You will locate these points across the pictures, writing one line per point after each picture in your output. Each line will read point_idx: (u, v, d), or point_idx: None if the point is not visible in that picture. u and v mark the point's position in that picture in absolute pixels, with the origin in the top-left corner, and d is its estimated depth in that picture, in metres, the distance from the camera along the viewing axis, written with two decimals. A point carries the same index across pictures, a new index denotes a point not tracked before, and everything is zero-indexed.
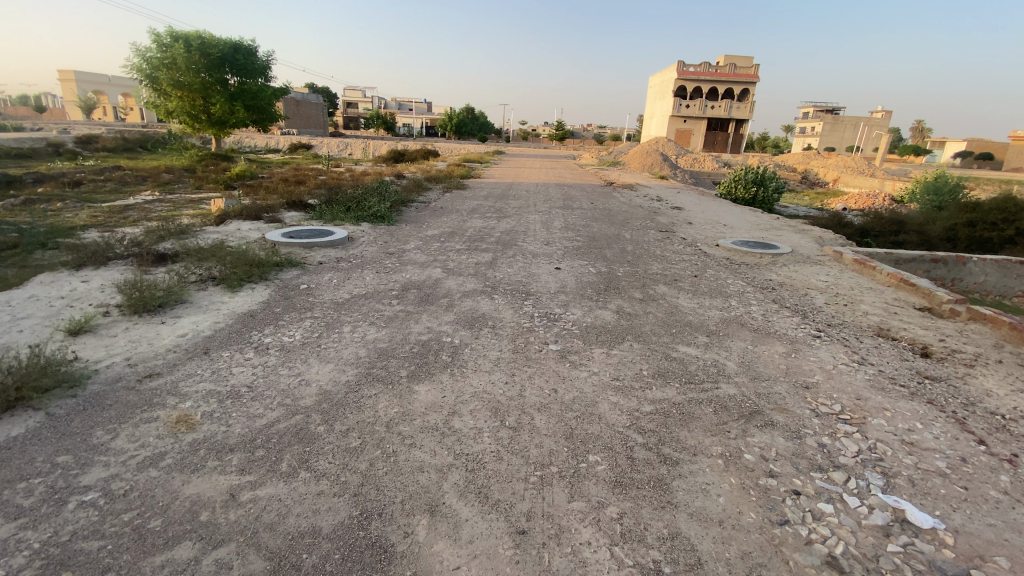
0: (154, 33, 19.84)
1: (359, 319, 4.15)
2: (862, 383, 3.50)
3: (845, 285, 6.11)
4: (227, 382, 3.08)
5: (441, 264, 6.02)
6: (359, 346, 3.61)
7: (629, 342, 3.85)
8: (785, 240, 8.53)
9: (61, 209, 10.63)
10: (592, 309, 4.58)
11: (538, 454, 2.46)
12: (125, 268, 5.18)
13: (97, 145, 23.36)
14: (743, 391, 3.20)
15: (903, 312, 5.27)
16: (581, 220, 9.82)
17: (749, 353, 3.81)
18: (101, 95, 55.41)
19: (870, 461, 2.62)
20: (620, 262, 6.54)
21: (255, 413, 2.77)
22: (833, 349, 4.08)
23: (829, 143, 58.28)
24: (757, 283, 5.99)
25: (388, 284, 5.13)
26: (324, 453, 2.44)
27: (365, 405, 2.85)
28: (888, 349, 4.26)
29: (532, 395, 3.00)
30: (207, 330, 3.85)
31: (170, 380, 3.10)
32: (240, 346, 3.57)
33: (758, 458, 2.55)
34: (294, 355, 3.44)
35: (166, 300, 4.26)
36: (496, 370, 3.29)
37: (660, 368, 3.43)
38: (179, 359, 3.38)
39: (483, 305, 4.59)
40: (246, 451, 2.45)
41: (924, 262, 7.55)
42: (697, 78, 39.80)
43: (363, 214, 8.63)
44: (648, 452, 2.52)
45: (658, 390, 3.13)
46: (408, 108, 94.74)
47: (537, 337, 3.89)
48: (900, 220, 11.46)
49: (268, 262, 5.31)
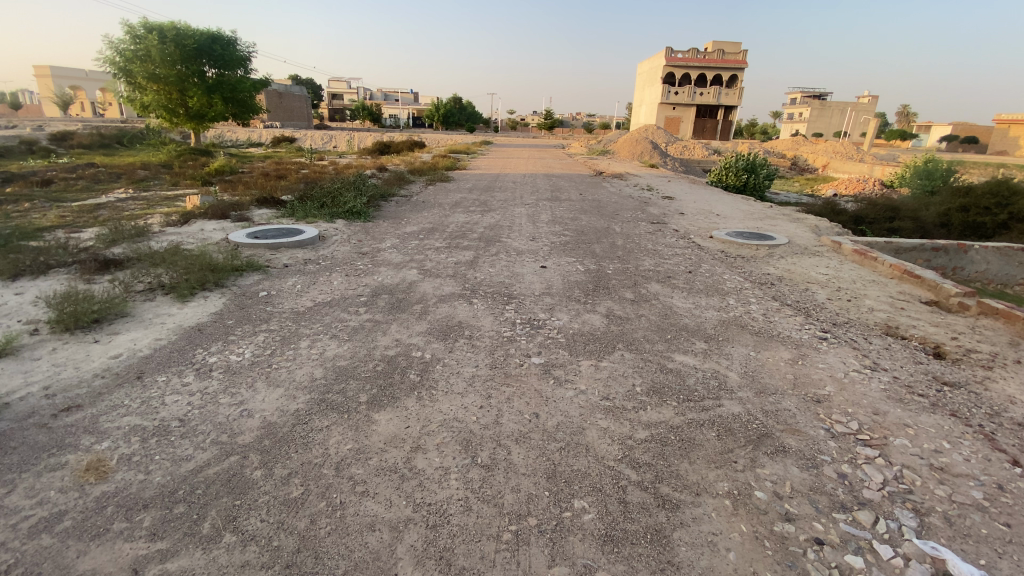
0: (127, 23, 18.96)
1: (321, 331, 3.73)
2: (878, 395, 3.15)
3: (847, 278, 5.76)
4: (156, 416, 2.66)
5: (417, 265, 5.60)
6: (315, 365, 3.19)
7: (620, 352, 3.46)
8: (780, 230, 8.17)
9: (26, 209, 10.05)
10: (580, 313, 4.20)
11: (513, 501, 2.07)
12: (67, 277, 4.69)
13: (72, 142, 22.52)
14: (749, 410, 2.83)
15: (910, 307, 4.93)
16: (569, 213, 9.41)
17: (752, 361, 3.45)
18: (78, 90, 54.02)
19: (898, 494, 2.27)
20: (610, 258, 6.16)
21: (182, 455, 2.36)
22: (841, 354, 3.72)
23: (816, 129, 58.30)
24: (756, 278, 5.63)
25: (357, 289, 4.71)
26: (254, 510, 2.03)
27: (313, 441, 2.44)
28: (899, 351, 3.92)
29: (509, 422, 2.60)
30: (146, 349, 3.40)
31: (90, 414, 2.68)
32: (180, 368, 3.15)
33: (771, 495, 2.18)
34: (238, 379, 3.01)
35: (104, 314, 3.81)
36: (471, 392, 2.88)
37: (655, 383, 3.04)
38: (107, 386, 2.95)
39: (460, 311, 4.18)
40: (162, 509, 2.05)
41: (924, 251, 7.24)
42: (685, 64, 39.33)
43: (339, 211, 8.17)
44: (644, 493, 2.13)
45: (653, 410, 2.75)
46: (395, 99, 93.67)
47: (518, 348, 3.48)
48: (895, 204, 11.14)
49: (225, 267, 4.84)
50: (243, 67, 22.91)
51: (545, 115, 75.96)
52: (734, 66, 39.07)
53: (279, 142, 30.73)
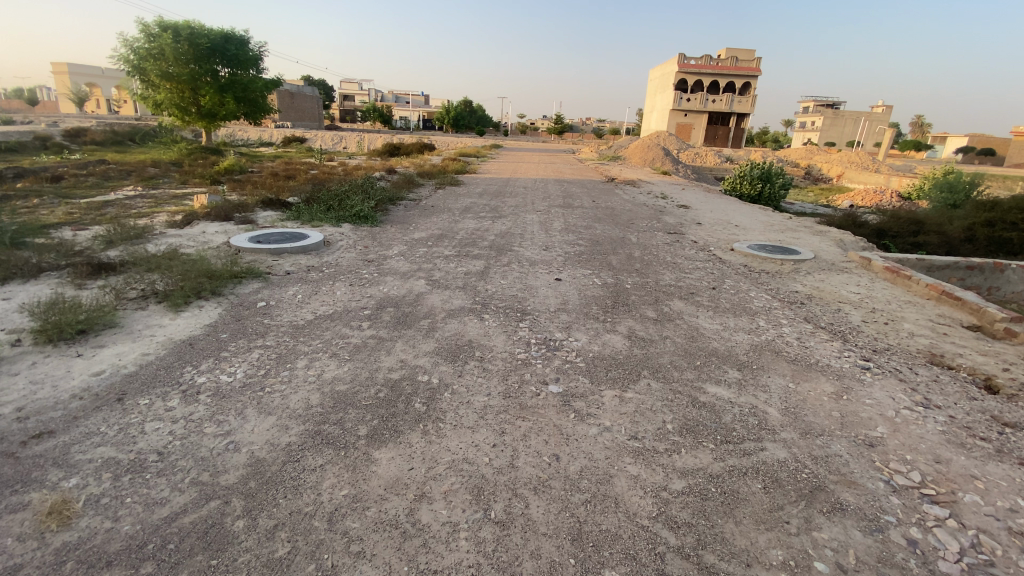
0: (142, 22, 18.92)
1: (320, 349, 3.44)
2: (934, 438, 2.82)
3: (881, 298, 5.41)
4: (133, 448, 2.38)
5: (425, 274, 5.32)
6: (312, 390, 2.90)
7: (647, 381, 3.14)
8: (804, 244, 7.80)
9: (35, 205, 9.90)
10: (599, 334, 3.88)
11: (533, 571, 1.76)
12: (58, 280, 4.44)
13: (84, 139, 22.53)
14: (796, 456, 2.51)
15: (952, 332, 4.58)
16: (583, 220, 9.12)
17: (792, 395, 3.13)
18: (94, 88, 54.54)
19: (980, 568, 1.94)
20: (628, 270, 5.86)
21: (156, 498, 2.08)
22: (888, 388, 3.38)
23: (829, 138, 57.67)
24: (784, 296, 5.29)
25: (361, 301, 4.43)
26: (232, 573, 1.73)
27: (305, 484, 2.16)
28: (948, 383, 3.58)
29: (527, 466, 2.29)
30: (131, 367, 3.11)
31: (61, 443, 2.39)
32: (165, 390, 2.86)
33: (834, 567, 1.87)
34: (228, 405, 2.73)
35: (91, 324, 3.53)
36: (482, 427, 2.58)
37: (688, 421, 2.72)
38: (83, 409, 2.66)
39: (470, 328, 3.89)
40: (128, 567, 1.76)
41: (958, 269, 6.88)
42: (698, 71, 38.83)
43: (345, 214, 7.92)
44: (685, 562, 1.83)
45: (688, 454, 2.44)
46: (406, 101, 94.00)
47: (534, 374, 3.18)
48: (919, 218, 10.72)
49: (223, 275, 4.58)
50: (255, 66, 22.83)
51: (554, 120, 75.78)
52: (748, 73, 38.64)
53: (289, 142, 30.72)
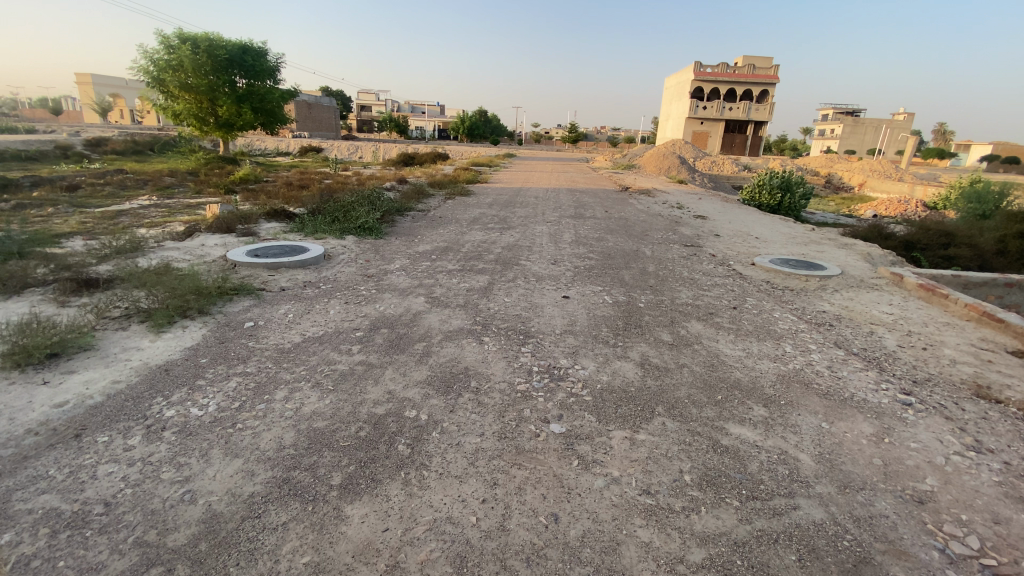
0: (162, 34, 19.16)
1: (302, 377, 3.17)
2: (992, 492, 2.43)
3: (916, 320, 4.99)
4: (78, 497, 2.11)
5: (425, 291, 5.04)
6: (288, 427, 2.62)
7: (661, 420, 2.80)
8: (829, 258, 7.38)
9: (49, 214, 9.90)
10: (608, 361, 3.55)
11: None
12: (43, 298, 4.25)
13: (107, 148, 22.88)
14: (835, 518, 2.15)
15: (998, 359, 4.15)
16: (596, 232, 8.80)
17: (826, 437, 2.76)
18: (118, 100, 55.81)
19: None
20: (642, 287, 5.52)
21: (91, 563, 1.80)
22: (933, 427, 2.99)
23: (849, 147, 56.52)
24: (811, 317, 4.90)
25: (355, 320, 4.17)
26: None
27: (262, 547, 1.87)
28: (999, 420, 3.17)
29: (520, 529, 1.98)
30: (97, 397, 2.86)
31: (2, 490, 2.14)
32: (129, 425, 2.62)
33: None
34: (193, 444, 2.47)
35: (64, 347, 3.30)
36: (473, 477, 2.27)
37: (707, 472, 2.38)
38: (35, 448, 2.41)
39: (467, 353, 3.59)
40: None
41: (996, 287, 6.42)
42: (714, 78, 38.28)
43: (349, 226, 7.72)
44: None
45: (708, 515, 2.10)
46: (421, 111, 94.97)
47: (533, 410, 2.86)
48: (949, 229, 10.17)
49: (212, 292, 4.36)
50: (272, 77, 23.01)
51: (569, 130, 75.71)
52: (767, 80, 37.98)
53: (305, 152, 30.97)
